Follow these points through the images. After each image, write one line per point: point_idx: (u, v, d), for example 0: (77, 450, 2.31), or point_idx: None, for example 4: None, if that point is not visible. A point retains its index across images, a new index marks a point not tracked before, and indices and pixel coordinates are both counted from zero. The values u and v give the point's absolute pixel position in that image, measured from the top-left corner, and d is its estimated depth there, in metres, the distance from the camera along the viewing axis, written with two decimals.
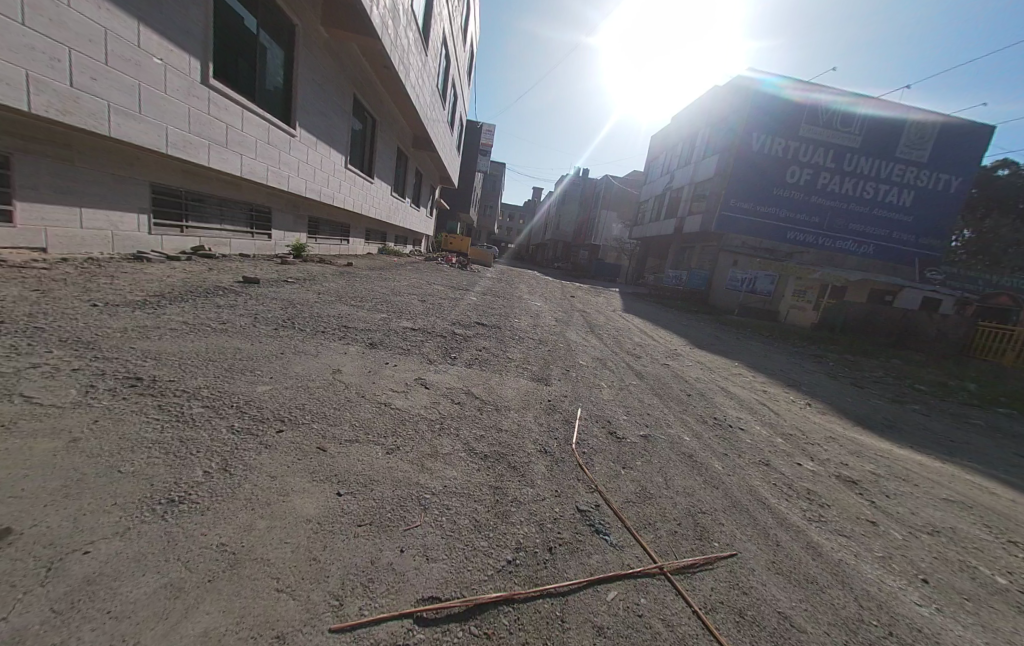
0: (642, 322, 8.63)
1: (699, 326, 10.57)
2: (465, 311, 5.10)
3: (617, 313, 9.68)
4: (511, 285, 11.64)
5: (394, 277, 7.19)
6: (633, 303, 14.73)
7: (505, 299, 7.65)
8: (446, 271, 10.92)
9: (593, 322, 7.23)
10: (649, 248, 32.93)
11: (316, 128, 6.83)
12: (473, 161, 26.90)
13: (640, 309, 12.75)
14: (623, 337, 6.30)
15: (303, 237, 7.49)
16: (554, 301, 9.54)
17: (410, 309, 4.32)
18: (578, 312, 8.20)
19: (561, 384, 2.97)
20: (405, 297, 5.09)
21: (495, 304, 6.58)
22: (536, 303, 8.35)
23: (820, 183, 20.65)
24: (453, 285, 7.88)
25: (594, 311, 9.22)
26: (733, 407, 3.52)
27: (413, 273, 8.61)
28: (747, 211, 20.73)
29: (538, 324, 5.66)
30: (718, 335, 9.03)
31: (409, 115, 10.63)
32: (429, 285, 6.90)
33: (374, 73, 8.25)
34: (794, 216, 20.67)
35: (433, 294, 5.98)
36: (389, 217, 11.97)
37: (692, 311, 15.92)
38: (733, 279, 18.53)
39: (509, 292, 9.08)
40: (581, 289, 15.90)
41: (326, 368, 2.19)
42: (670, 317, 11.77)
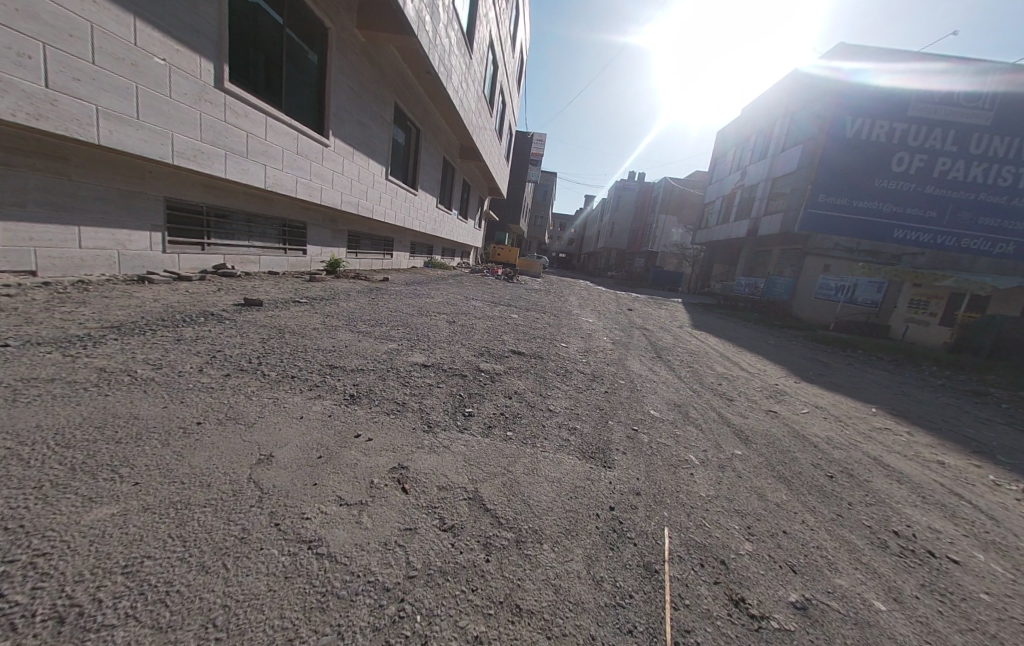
0: (719, 343, 7.14)
1: (790, 345, 8.66)
2: (500, 335, 4.23)
3: (685, 330, 8.24)
4: (559, 297, 10.58)
5: (431, 291, 6.59)
6: (701, 316, 12.89)
7: (551, 315, 6.69)
8: (489, 284, 10.19)
9: (659, 343, 5.98)
10: (716, 254, 29.89)
11: (353, 136, 6.43)
12: (523, 170, 26.48)
13: (711, 324, 11.00)
14: (700, 365, 5.00)
15: (341, 252, 7.16)
16: (609, 316, 8.35)
17: (432, 335, 3.54)
18: (637, 330, 6.96)
19: (630, 466, 1.91)
20: (432, 317, 4.35)
21: (539, 323, 5.66)
22: (588, 319, 7.26)
23: (940, 170, 16.84)
24: (494, 300, 7.13)
25: (657, 328, 7.86)
26: (913, 503, 2.17)
27: (453, 286, 8.02)
28: (841, 208, 17.66)
29: (590, 349, 4.61)
30: (820, 358, 7.22)
31: (455, 123, 10.17)
32: (466, 301, 6.21)
33: (416, 79, 7.84)
34: (903, 211, 17.11)
35: (467, 312, 5.21)
36: (435, 229, 11.58)
37: (774, 325, 13.59)
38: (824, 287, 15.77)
39: (556, 306, 8.13)
40: (638, 300, 14.34)
41: (241, 461, 1.35)
42: (750, 334, 9.90)
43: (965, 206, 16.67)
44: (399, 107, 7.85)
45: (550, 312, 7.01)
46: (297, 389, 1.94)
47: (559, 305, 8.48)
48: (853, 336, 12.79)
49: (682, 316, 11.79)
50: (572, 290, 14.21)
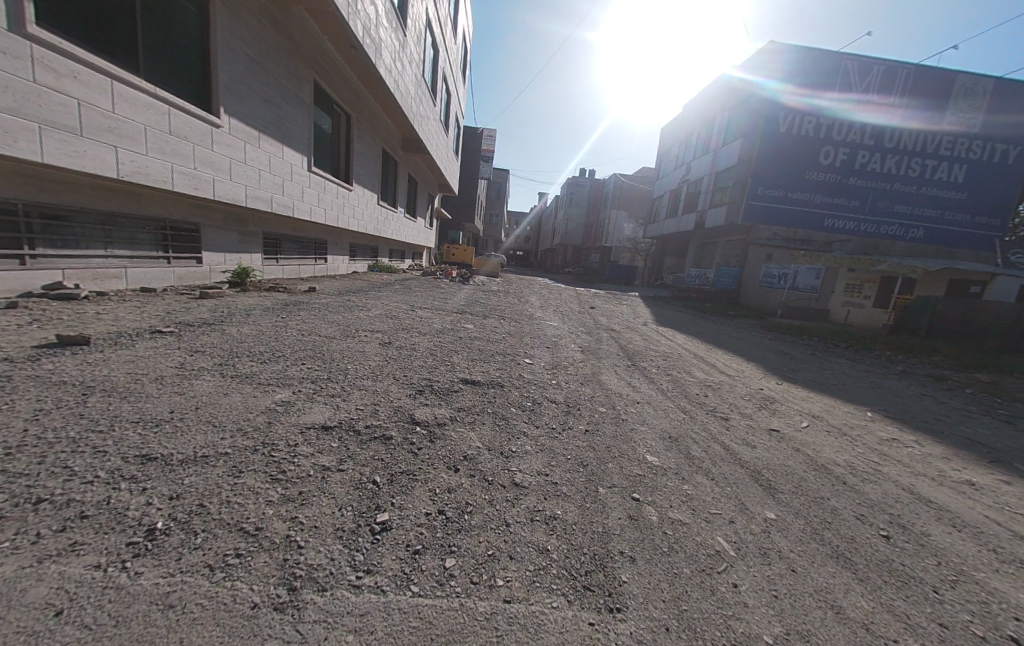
0: (687, 340, 6.77)
1: (751, 336, 8.56)
2: (447, 354, 3.40)
3: (651, 328, 7.87)
4: (518, 299, 9.92)
5: (368, 301, 5.58)
6: (662, 310, 12.78)
7: (510, 321, 5.93)
8: (442, 288, 9.28)
9: (630, 346, 5.43)
10: (667, 246, 30.89)
11: (258, 116, 5.22)
12: (474, 165, 25.53)
13: (671, 318, 10.85)
14: (679, 371, 4.47)
15: (255, 259, 5.91)
16: (572, 317, 7.77)
17: (350, 367, 2.62)
18: (603, 332, 6.40)
19: (654, 598, 1.18)
20: (360, 338, 3.41)
21: (497, 333, 4.88)
22: (551, 322, 6.61)
23: (860, 162, 18.24)
24: (445, 307, 6.26)
25: (623, 327, 7.43)
26: (993, 568, 1.68)
27: (398, 293, 7.05)
28: (778, 199, 18.63)
29: (557, 363, 3.90)
30: (783, 349, 7.10)
31: (392, 110, 9.10)
32: (410, 311, 5.29)
33: (340, 54, 6.72)
34: (831, 201, 18.32)
35: (409, 326, 4.31)
36: (378, 229, 10.39)
37: (729, 314, 13.88)
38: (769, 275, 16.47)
39: (515, 310, 7.40)
40: (598, 297, 14.08)
41: None
42: (711, 327, 9.79)
43: (882, 196, 18.13)
44: (320, 86, 6.70)
45: (507, 317, 6.28)
46: (16, 545, 0.99)
47: (519, 308, 7.80)
48: (801, 322, 13.36)
49: (643, 310, 11.57)
50: (530, 289, 13.59)
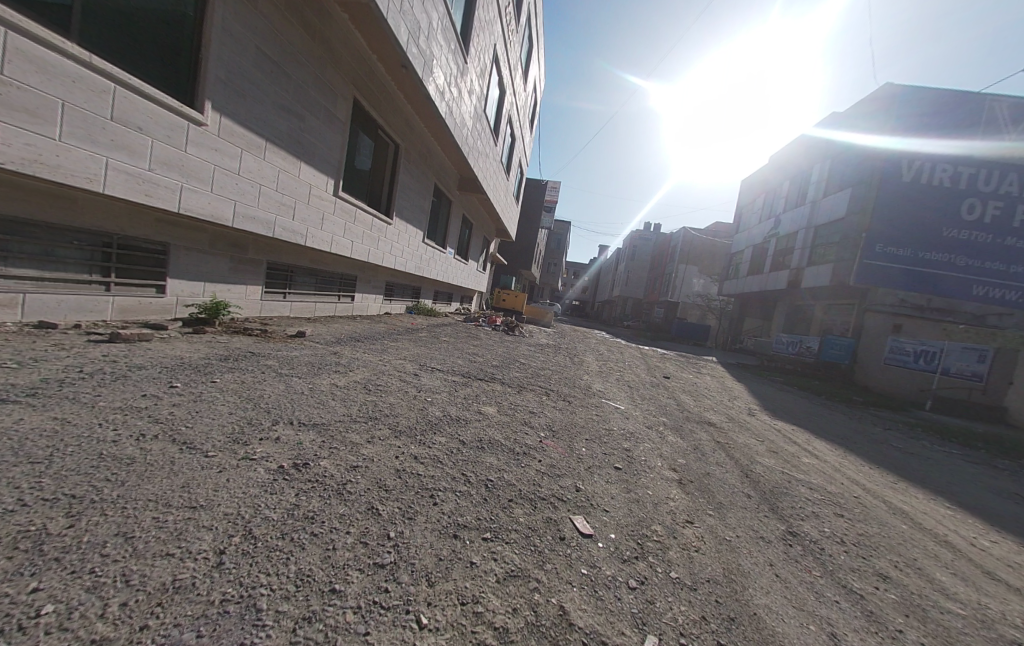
0: (843, 458, 4.20)
1: (932, 452, 5.54)
2: (407, 509, 1.55)
3: (767, 423, 5.35)
4: (572, 358, 8.04)
5: (361, 355, 4.04)
6: (758, 387, 9.87)
7: (557, 402, 3.99)
8: (481, 338, 7.75)
9: (762, 475, 3.14)
10: (747, 306, 27.27)
11: (267, 122, 4.23)
12: (536, 215, 25.20)
13: (780, 402, 7.98)
14: (908, 572, 2.11)
15: (247, 292, 4.77)
16: (646, 395, 5.56)
17: (53, 603, 0.90)
18: (700, 431, 4.15)
19: None
20: (248, 454, 1.71)
21: (532, 428, 2.98)
22: (618, 406, 4.51)
23: (1022, 219, 14.19)
24: (469, 369, 4.52)
25: (722, 417, 5.13)
26: None
27: (417, 343, 5.54)
28: (905, 258, 15.12)
29: (647, 538, 1.85)
30: (1022, 492, 4.18)
31: (448, 145, 8.29)
32: (408, 375, 3.61)
33: (388, 73, 5.90)
34: (981, 264, 14.25)
35: (385, 410, 2.57)
36: (421, 268, 9.33)
37: (852, 401, 10.57)
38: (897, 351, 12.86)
39: (566, 378, 5.44)
40: (670, 361, 11.65)
41: None
42: (847, 423, 6.87)
43: None
44: (361, 107, 5.90)
45: (553, 393, 4.34)
46: None
47: (571, 374, 5.85)
48: (968, 423, 9.62)
49: (736, 387, 8.83)
50: (587, 346, 11.60)
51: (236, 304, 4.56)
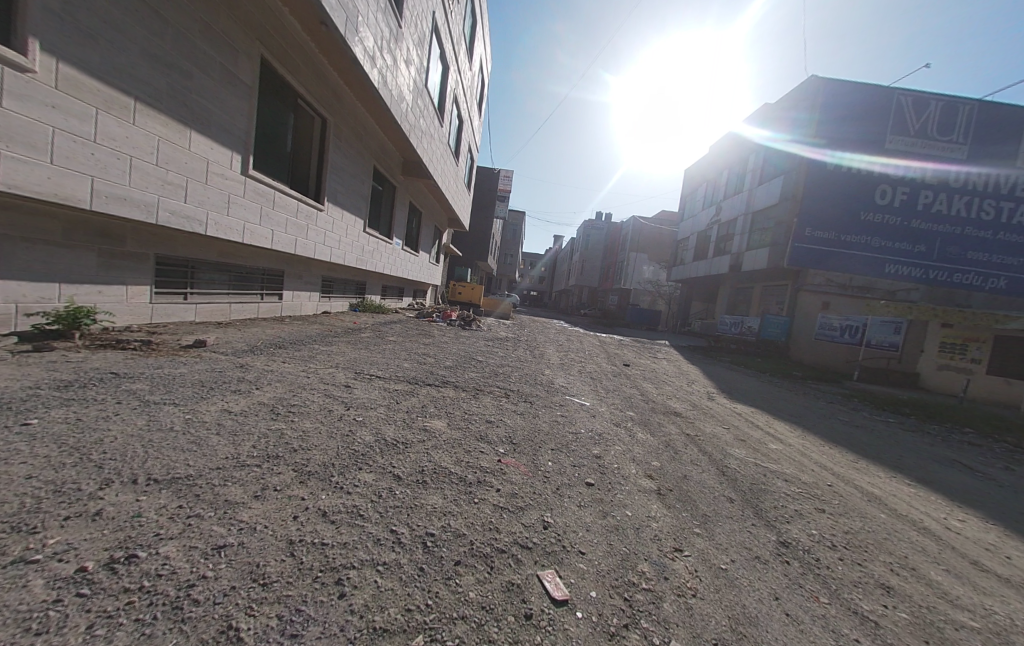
0: (806, 440, 4.18)
1: (873, 423, 5.83)
2: (294, 622, 1.00)
3: (729, 407, 5.29)
4: (532, 350, 7.69)
5: (280, 364, 3.32)
6: (712, 368, 10.16)
7: (517, 405, 3.55)
8: (435, 334, 7.14)
9: (741, 471, 2.91)
10: (694, 290, 28.70)
11: (134, 75, 3.28)
12: (490, 204, 24.51)
13: (734, 383, 8.17)
14: (904, 578, 1.93)
15: (129, 294, 3.80)
16: (610, 387, 5.29)
17: None
18: (670, 423, 3.92)
19: None
20: (25, 556, 1.06)
21: (489, 443, 2.50)
22: (584, 402, 4.17)
23: (923, 203, 15.78)
24: (416, 373, 3.93)
25: (686, 404, 5.00)
26: None
27: (357, 345, 4.85)
28: (831, 241, 16.44)
29: (636, 588, 1.45)
30: (956, 457, 4.45)
31: (387, 124, 7.45)
32: (337, 388, 2.96)
33: (305, 32, 5.01)
34: (891, 245, 15.76)
35: (293, 442, 1.95)
36: (364, 260, 8.44)
37: (793, 375, 11.28)
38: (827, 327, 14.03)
39: (526, 374, 5.01)
40: (629, 348, 11.76)
41: None
42: (794, 399, 7.16)
43: (951, 241, 15.41)
44: (273, 70, 4.96)
45: (513, 394, 3.91)
46: None
47: (532, 370, 5.44)
48: (889, 390, 10.62)
49: (692, 370, 8.97)
50: (547, 336, 11.35)
51: (109, 311, 3.58)
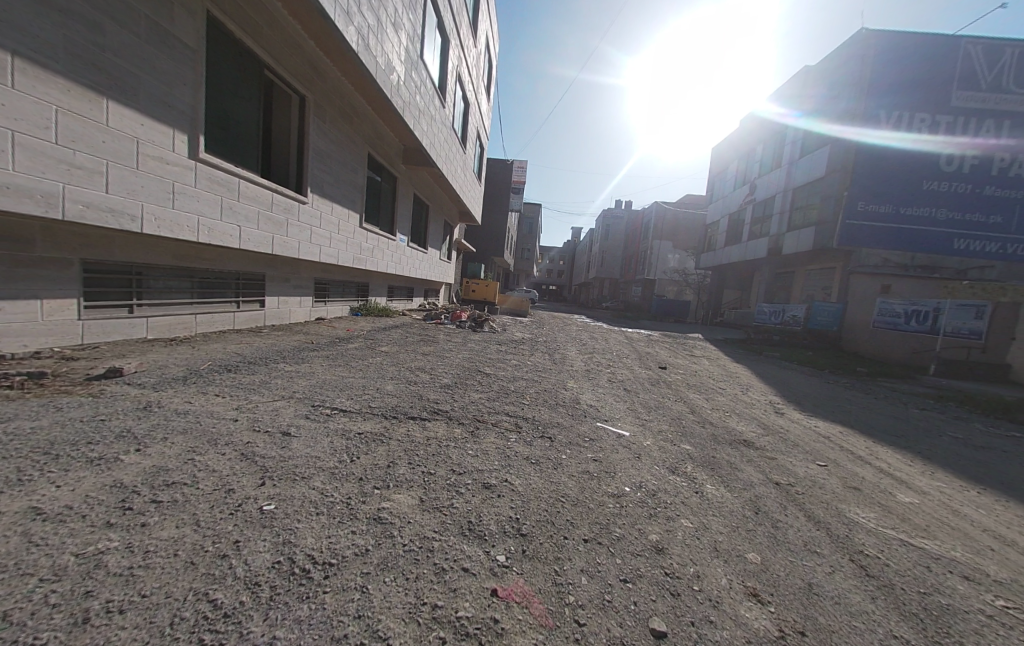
0: (947, 485, 2.94)
1: (1002, 442, 4.44)
2: None
3: (811, 428, 4.05)
4: (551, 354, 6.69)
5: (202, 401, 2.39)
6: (760, 366, 8.76)
7: (531, 446, 2.54)
8: (439, 339, 6.23)
9: (901, 568, 1.79)
10: (725, 278, 26.78)
11: (7, 18, 2.45)
12: (504, 198, 23.51)
13: (794, 385, 6.81)
14: None
15: (41, 313, 3.03)
16: (652, 404, 4.15)
17: None
18: (752, 467, 2.77)
19: None
20: None
21: (482, 544, 1.49)
22: (626, 434, 3.07)
23: (999, 167, 13.81)
24: (395, 401, 2.94)
25: (751, 425, 3.89)
26: None
27: (336, 360, 3.92)
28: (887, 215, 14.62)
29: None
30: None
31: (379, 105, 6.54)
32: (263, 440, 1.99)
33: None
34: (961, 217, 13.87)
35: (92, 603, 1.02)
36: (363, 259, 7.60)
37: (856, 371, 9.77)
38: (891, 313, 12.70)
39: (542, 391, 3.95)
40: (660, 346, 10.56)
41: None
42: (875, 407, 5.85)
43: None
44: (226, 33, 4.07)
45: (527, 428, 2.85)
46: None
47: (550, 383, 4.38)
48: (978, 386, 8.97)
49: (739, 370, 7.65)
50: (568, 335, 10.27)
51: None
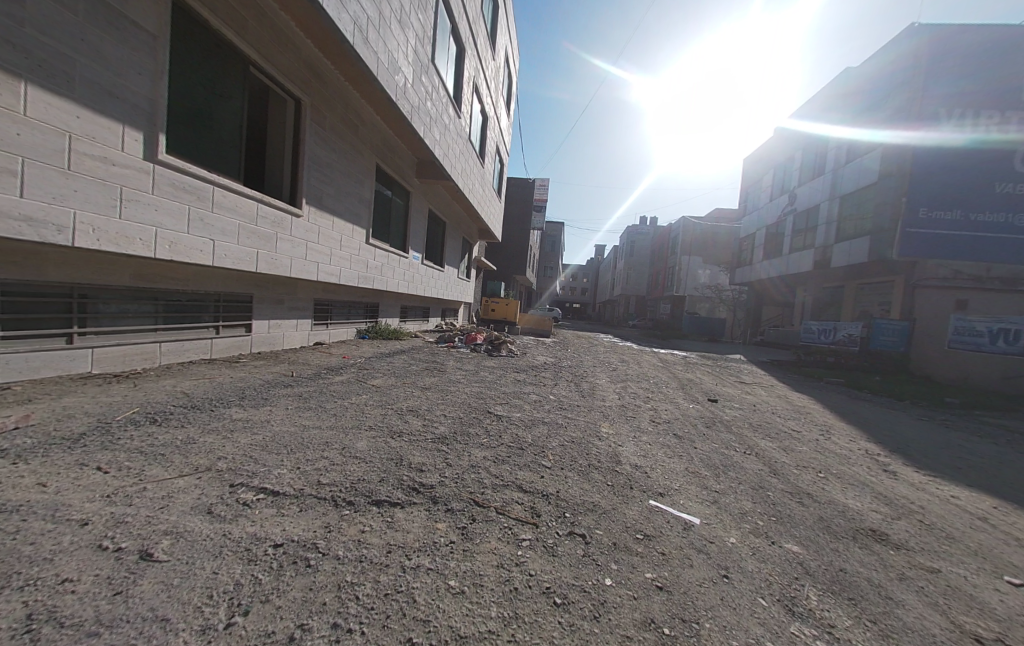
0: None
1: None
2: None
3: (954, 500, 2.84)
4: (578, 382, 5.72)
5: (63, 485, 1.61)
6: (825, 395, 7.38)
7: (557, 559, 1.60)
8: (448, 365, 5.43)
9: None
10: (763, 293, 25.10)
11: None
12: (525, 215, 23.04)
13: (881, 421, 5.47)
14: None
15: None
16: (720, 462, 3.07)
17: None
18: (922, 599, 1.68)
19: None
20: None
21: None
22: (698, 524, 2.05)
23: None
24: (359, 469, 2.07)
25: (864, 493, 2.77)
26: None
27: (308, 399, 3.11)
28: (958, 222, 13.00)
29: None
30: None
31: (386, 112, 6.01)
32: (90, 580, 1.16)
33: None
34: None
35: None
36: (371, 277, 6.98)
37: (944, 401, 8.20)
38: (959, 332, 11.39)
39: (568, 441, 2.97)
40: (701, 370, 9.34)
41: None
42: (1005, 453, 4.48)
43: None
44: (201, 25, 3.58)
45: (549, 516, 1.90)
46: None
47: (578, 427, 3.39)
48: None
49: (803, 401, 6.35)
50: (595, 358, 9.24)
51: None
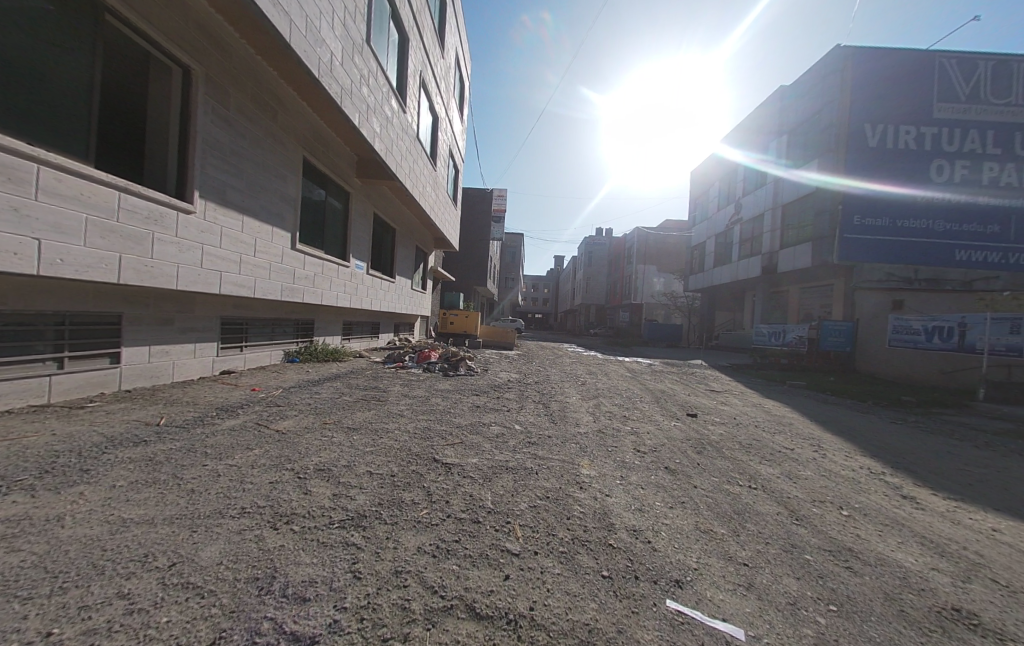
0: None
1: None
2: None
3: (989, 533, 2.44)
4: (545, 403, 5.02)
5: None
6: (796, 401, 7.16)
7: None
8: (391, 391, 4.53)
9: None
10: (714, 299, 26.25)
11: None
12: (483, 226, 22.49)
13: (862, 429, 5.19)
14: None
15: None
16: (732, 510, 2.40)
17: None
18: None
19: None
20: None
21: None
22: (744, 638, 1.36)
23: (988, 178, 13.69)
24: (179, 620, 1.14)
25: (899, 538, 2.29)
26: None
27: (156, 467, 2.07)
28: (887, 228, 14.00)
29: None
30: None
31: (310, 93, 5.08)
32: None
33: None
34: (957, 227, 13.49)
35: None
36: (301, 289, 5.91)
37: (896, 399, 8.43)
38: (897, 331, 12.05)
39: (540, 497, 2.18)
40: (668, 379, 9.03)
41: None
42: (980, 455, 4.37)
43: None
44: None
45: None
46: None
47: (551, 471, 2.60)
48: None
49: (780, 409, 6.02)
50: (561, 372, 8.65)
51: None
